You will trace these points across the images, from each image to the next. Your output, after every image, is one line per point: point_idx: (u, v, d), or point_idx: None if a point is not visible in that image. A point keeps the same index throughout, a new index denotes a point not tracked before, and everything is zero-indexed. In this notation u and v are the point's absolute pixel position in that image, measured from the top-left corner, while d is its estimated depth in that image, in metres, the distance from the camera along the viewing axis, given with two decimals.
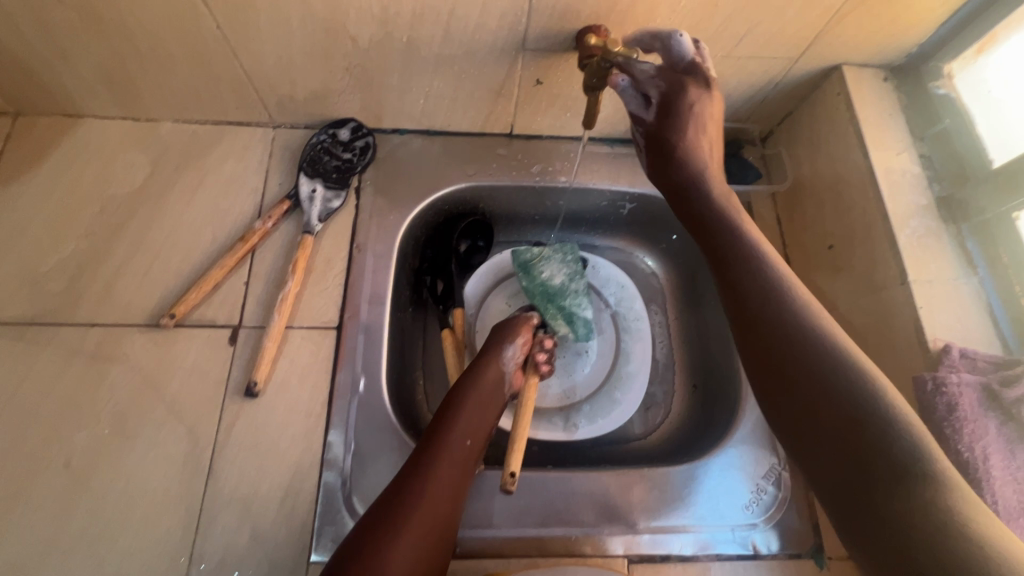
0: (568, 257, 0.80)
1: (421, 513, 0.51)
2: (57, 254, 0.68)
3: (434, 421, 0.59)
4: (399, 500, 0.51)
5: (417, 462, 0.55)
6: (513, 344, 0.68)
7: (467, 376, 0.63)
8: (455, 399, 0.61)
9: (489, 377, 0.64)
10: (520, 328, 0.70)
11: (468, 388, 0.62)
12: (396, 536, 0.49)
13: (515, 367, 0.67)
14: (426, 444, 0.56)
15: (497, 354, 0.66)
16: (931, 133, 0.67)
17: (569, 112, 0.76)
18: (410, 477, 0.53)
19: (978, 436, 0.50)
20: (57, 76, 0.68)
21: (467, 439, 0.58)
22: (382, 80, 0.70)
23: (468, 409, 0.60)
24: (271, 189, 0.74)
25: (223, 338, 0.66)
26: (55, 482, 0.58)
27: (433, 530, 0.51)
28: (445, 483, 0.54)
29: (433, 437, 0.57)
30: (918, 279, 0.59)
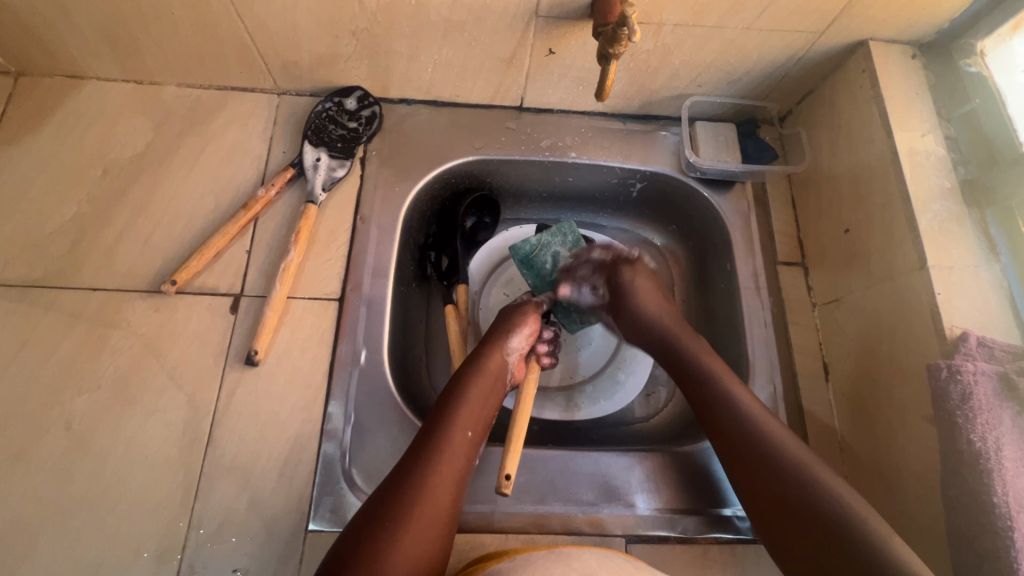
0: (568, 238, 0.75)
1: (426, 501, 0.50)
2: (59, 218, 0.67)
3: (435, 409, 0.57)
4: (401, 488, 0.50)
5: (419, 450, 0.53)
6: (517, 335, 0.66)
7: (468, 365, 0.62)
8: (457, 387, 0.59)
9: (492, 365, 0.62)
10: (526, 318, 0.68)
11: (470, 375, 0.61)
12: (394, 535, 0.47)
13: (518, 358, 0.65)
14: (426, 433, 0.55)
15: (501, 344, 0.65)
16: (959, 114, 0.64)
17: (582, 85, 0.74)
18: (411, 465, 0.52)
19: (992, 426, 0.49)
20: (57, 34, 0.66)
21: (468, 432, 0.56)
22: (389, 47, 0.67)
23: (470, 397, 0.59)
24: (275, 157, 0.73)
25: (225, 306, 0.65)
26: (56, 444, 0.58)
27: (436, 519, 0.50)
28: (445, 478, 0.52)
29: (434, 426, 0.55)
30: (938, 264, 0.57)
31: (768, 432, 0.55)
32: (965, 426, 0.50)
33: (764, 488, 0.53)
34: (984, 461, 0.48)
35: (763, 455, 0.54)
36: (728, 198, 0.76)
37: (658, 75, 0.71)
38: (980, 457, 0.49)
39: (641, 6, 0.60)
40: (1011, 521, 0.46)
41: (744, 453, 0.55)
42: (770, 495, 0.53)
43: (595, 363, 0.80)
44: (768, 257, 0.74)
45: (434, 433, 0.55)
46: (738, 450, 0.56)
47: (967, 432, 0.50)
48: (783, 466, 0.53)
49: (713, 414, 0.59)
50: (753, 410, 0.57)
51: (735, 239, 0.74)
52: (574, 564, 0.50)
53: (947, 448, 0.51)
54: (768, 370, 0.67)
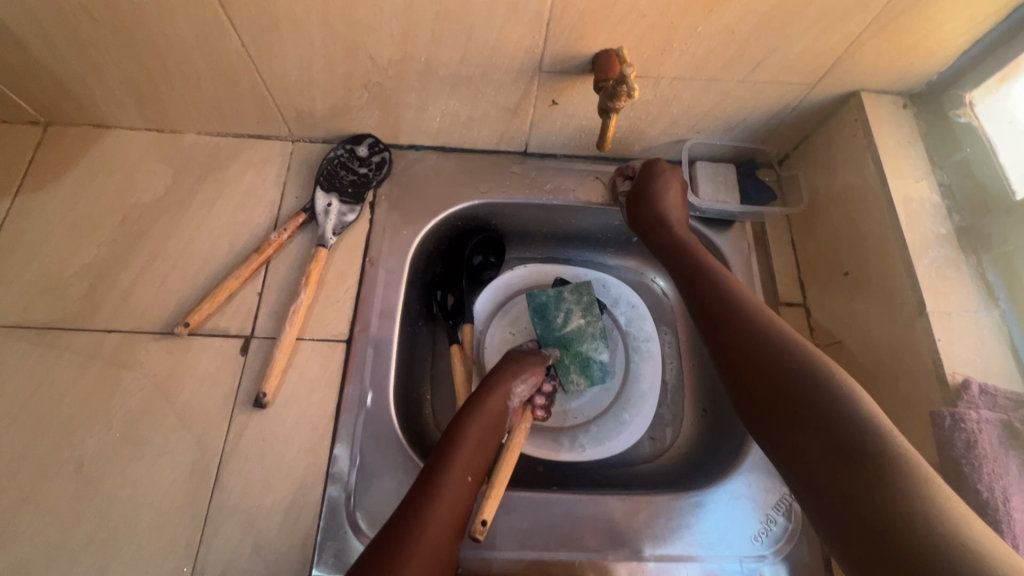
0: (584, 298, 0.80)
1: (425, 544, 0.50)
2: (78, 260, 0.70)
3: (438, 451, 0.57)
4: (402, 530, 0.50)
5: (421, 491, 0.53)
6: (522, 381, 0.68)
7: (471, 405, 0.63)
8: (458, 427, 0.60)
9: (494, 407, 0.63)
10: (532, 367, 0.71)
11: (472, 417, 0.61)
12: None
13: (520, 404, 0.67)
14: (427, 474, 0.55)
15: (507, 387, 0.66)
16: (953, 161, 0.66)
17: (584, 133, 0.76)
18: (412, 507, 0.52)
19: (999, 475, 0.49)
20: (87, 88, 0.70)
21: (467, 476, 0.57)
22: (399, 99, 0.71)
23: (471, 439, 0.59)
24: (288, 202, 0.76)
25: (236, 349, 0.66)
26: (66, 487, 0.59)
27: (434, 565, 0.49)
28: (443, 522, 0.52)
29: (435, 467, 0.56)
30: (937, 310, 0.57)
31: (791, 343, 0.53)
32: (971, 475, 0.49)
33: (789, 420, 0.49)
34: (994, 512, 0.48)
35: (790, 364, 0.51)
36: (729, 238, 0.78)
37: (657, 123, 0.74)
38: (988, 507, 0.48)
39: (640, 61, 0.63)
40: None
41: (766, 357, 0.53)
42: (795, 408, 0.49)
43: (600, 403, 0.80)
44: (770, 297, 0.75)
45: (435, 476, 0.55)
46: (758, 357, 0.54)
47: (973, 481, 0.49)
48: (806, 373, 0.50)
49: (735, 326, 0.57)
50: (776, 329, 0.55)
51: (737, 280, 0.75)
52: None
53: None
54: None
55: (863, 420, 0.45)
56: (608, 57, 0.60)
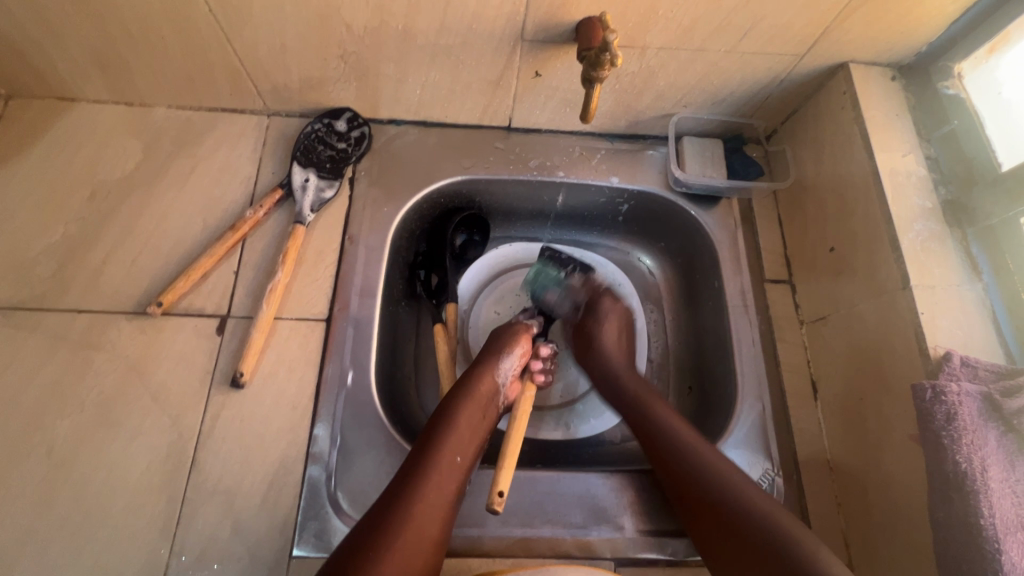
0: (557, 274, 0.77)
1: (410, 527, 0.50)
2: (45, 239, 0.67)
3: (425, 434, 0.57)
4: (387, 515, 0.50)
5: (407, 474, 0.53)
6: (510, 355, 0.66)
7: (458, 388, 0.62)
8: (446, 410, 0.59)
9: (484, 386, 0.62)
10: (520, 337, 0.69)
11: (460, 397, 0.60)
12: (376, 566, 0.47)
13: (511, 379, 0.65)
14: (414, 457, 0.55)
15: (493, 365, 0.64)
16: (940, 134, 0.65)
17: (568, 107, 0.74)
18: (398, 490, 0.52)
19: (978, 446, 0.48)
20: (48, 57, 0.67)
21: (456, 457, 0.56)
22: (377, 69, 0.68)
23: (460, 420, 0.58)
24: (264, 178, 0.73)
25: (211, 328, 0.65)
26: (36, 469, 0.57)
27: (422, 549, 0.50)
28: (432, 507, 0.52)
29: (422, 451, 0.55)
30: (920, 284, 0.57)
31: (754, 510, 0.51)
32: (950, 447, 0.49)
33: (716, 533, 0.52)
34: (971, 483, 0.48)
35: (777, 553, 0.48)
36: (715, 215, 0.77)
37: (643, 97, 0.72)
38: (966, 479, 0.48)
39: (624, 30, 0.62)
40: (998, 544, 0.46)
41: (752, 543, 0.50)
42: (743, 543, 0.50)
43: (585, 381, 0.79)
44: (755, 275, 0.74)
45: (421, 460, 0.54)
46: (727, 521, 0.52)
47: (953, 452, 0.49)
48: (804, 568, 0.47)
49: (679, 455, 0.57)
50: (757, 500, 0.52)
51: (723, 258, 0.75)
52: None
53: (934, 469, 0.51)
54: (756, 390, 0.67)
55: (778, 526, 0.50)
56: (592, 28, 0.59)
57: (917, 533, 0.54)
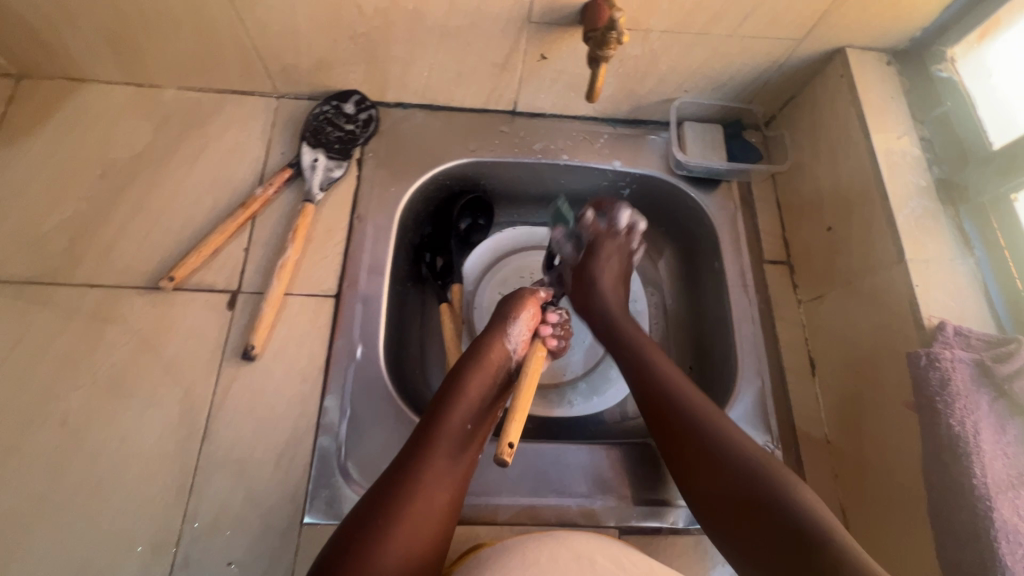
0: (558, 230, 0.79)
1: (422, 497, 0.51)
2: (56, 215, 0.68)
3: (436, 401, 0.58)
4: (400, 479, 0.52)
5: (415, 446, 0.54)
6: (518, 322, 0.66)
7: (469, 357, 0.62)
8: (456, 377, 0.60)
9: (492, 356, 0.62)
10: (527, 302, 0.68)
11: (469, 368, 0.61)
12: (391, 527, 0.48)
13: (520, 344, 0.65)
14: (422, 430, 0.56)
15: (502, 333, 0.65)
16: (933, 116, 0.67)
17: (572, 91, 0.76)
18: (406, 463, 0.53)
19: (970, 410, 0.50)
20: (61, 36, 0.67)
21: (467, 423, 0.57)
22: (386, 52, 0.70)
23: (468, 390, 0.59)
24: (273, 158, 0.75)
25: (221, 303, 0.66)
26: (50, 438, 0.58)
27: (434, 512, 0.51)
28: (442, 472, 0.53)
29: (433, 418, 0.56)
30: (914, 257, 0.59)
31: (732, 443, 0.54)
32: (944, 410, 0.51)
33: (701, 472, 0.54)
34: (963, 444, 0.49)
35: (762, 500, 0.49)
36: (715, 197, 0.79)
37: (646, 81, 0.74)
38: (958, 440, 0.50)
39: (630, 12, 0.63)
40: (989, 501, 0.47)
41: (739, 489, 0.51)
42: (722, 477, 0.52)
43: (587, 360, 0.81)
44: (755, 255, 0.76)
45: (432, 427, 0.56)
46: (714, 466, 0.53)
47: (946, 416, 0.51)
48: (778, 509, 0.48)
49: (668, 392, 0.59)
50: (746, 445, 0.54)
51: (723, 239, 0.76)
52: (568, 553, 0.50)
53: (928, 433, 0.52)
54: (755, 366, 0.69)
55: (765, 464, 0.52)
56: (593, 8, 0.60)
57: (912, 497, 0.55)
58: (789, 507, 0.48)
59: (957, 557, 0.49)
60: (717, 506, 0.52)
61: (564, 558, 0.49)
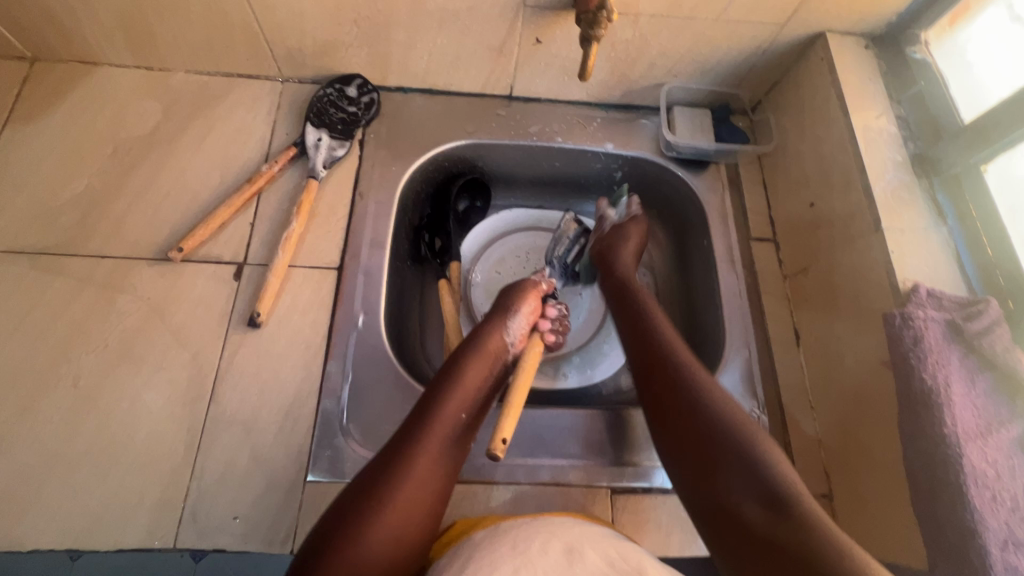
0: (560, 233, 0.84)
1: (418, 474, 0.53)
2: (69, 191, 0.71)
3: (434, 385, 0.60)
4: (397, 456, 0.54)
5: (415, 425, 0.56)
6: (517, 316, 0.69)
7: (468, 346, 0.65)
8: (455, 364, 0.62)
9: (491, 346, 0.65)
10: (526, 298, 0.71)
11: (469, 356, 0.63)
12: (387, 502, 0.51)
13: (518, 338, 0.68)
14: (422, 410, 0.58)
15: (501, 326, 0.67)
16: (908, 95, 0.70)
17: (566, 75, 0.79)
18: (404, 439, 0.55)
19: (941, 364, 0.53)
20: (76, 19, 0.70)
21: (464, 409, 0.59)
22: (388, 35, 0.73)
23: (468, 376, 0.61)
24: (278, 138, 0.77)
25: (228, 274, 0.68)
26: (63, 400, 0.60)
27: (429, 489, 0.54)
28: (439, 452, 0.56)
29: (432, 401, 0.59)
30: (891, 226, 0.62)
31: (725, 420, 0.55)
32: (917, 365, 0.54)
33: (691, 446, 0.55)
34: (936, 395, 0.52)
35: (745, 476, 0.51)
36: (704, 178, 0.82)
37: (636, 65, 0.77)
38: (931, 393, 0.52)
39: None
40: (959, 448, 0.50)
41: (723, 466, 0.52)
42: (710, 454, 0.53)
43: (581, 335, 0.84)
44: (742, 233, 0.79)
45: (430, 408, 0.58)
46: (705, 450, 0.54)
47: (919, 370, 0.53)
48: (763, 485, 0.50)
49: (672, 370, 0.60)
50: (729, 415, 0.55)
51: (712, 217, 0.80)
52: (558, 544, 0.50)
53: (903, 388, 0.55)
54: (742, 337, 0.72)
55: (753, 441, 0.53)
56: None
57: (890, 452, 0.58)
58: (772, 488, 0.49)
59: (931, 504, 0.51)
60: (700, 481, 0.53)
61: (553, 549, 0.49)
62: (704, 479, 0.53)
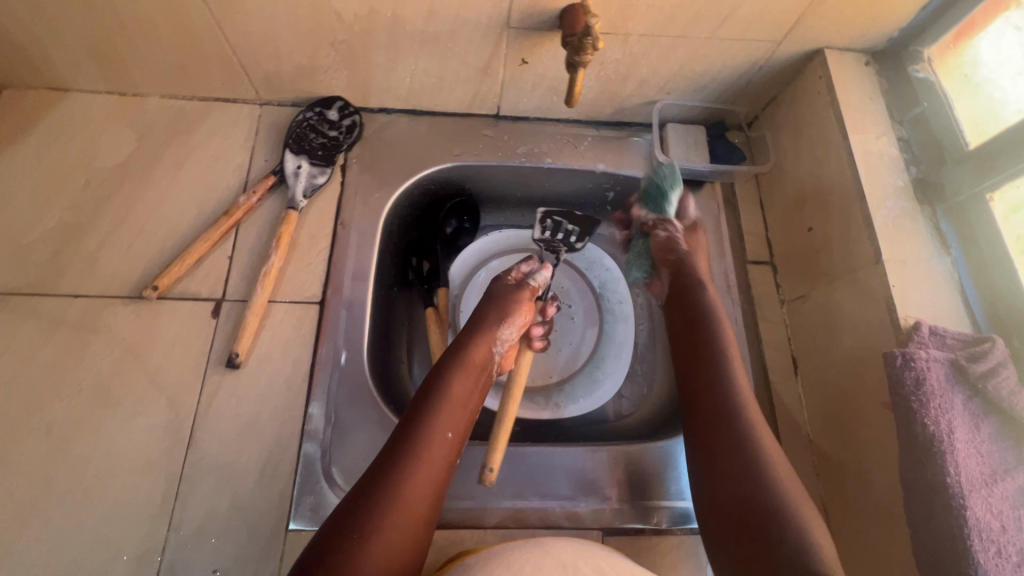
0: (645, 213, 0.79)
1: (403, 505, 0.50)
2: (41, 226, 0.68)
3: (416, 405, 0.58)
4: (381, 485, 0.51)
5: (398, 445, 0.54)
6: (507, 326, 0.66)
7: (453, 359, 0.62)
8: (438, 381, 0.60)
9: (477, 362, 0.63)
10: (516, 305, 0.68)
11: (453, 368, 0.61)
12: (370, 535, 0.48)
13: (507, 348, 0.66)
14: (402, 436, 0.55)
15: (489, 336, 0.65)
16: (911, 116, 0.67)
17: (555, 94, 0.76)
18: (387, 462, 0.53)
19: (944, 409, 0.51)
20: (42, 47, 0.68)
21: (450, 431, 0.57)
22: (367, 58, 0.70)
23: (452, 396, 0.59)
24: (257, 165, 0.75)
25: (206, 311, 0.66)
26: (35, 449, 0.59)
27: (414, 518, 0.51)
28: (425, 477, 0.53)
29: (415, 423, 0.56)
30: (892, 258, 0.60)
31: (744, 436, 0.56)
32: (919, 410, 0.51)
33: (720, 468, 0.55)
34: (938, 443, 0.50)
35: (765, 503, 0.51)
36: (699, 199, 0.79)
37: (627, 83, 0.74)
38: (933, 440, 0.50)
39: (607, 16, 0.63)
40: (963, 499, 0.48)
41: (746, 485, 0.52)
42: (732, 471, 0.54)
43: (574, 362, 0.81)
44: (738, 256, 0.77)
45: (414, 432, 0.55)
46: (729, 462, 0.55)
47: (921, 416, 0.51)
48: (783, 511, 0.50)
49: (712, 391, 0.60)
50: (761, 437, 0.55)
51: (707, 240, 0.77)
52: (551, 561, 0.48)
53: (904, 432, 0.53)
54: None
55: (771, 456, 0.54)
56: (569, 10, 0.61)
57: (889, 495, 0.56)
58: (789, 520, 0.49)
59: (932, 555, 0.50)
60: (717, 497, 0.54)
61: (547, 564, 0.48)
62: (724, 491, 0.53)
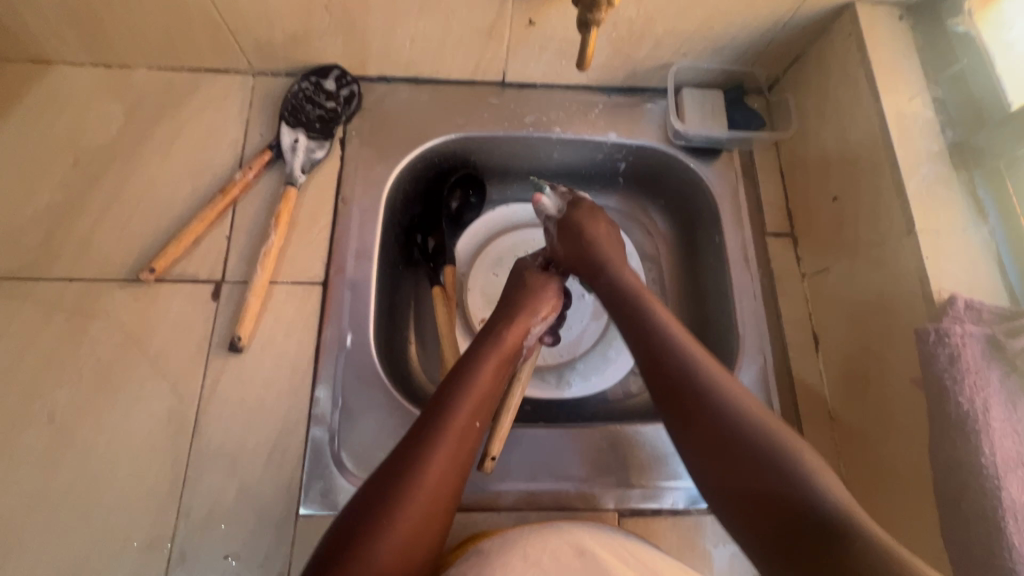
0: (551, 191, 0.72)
1: (430, 488, 0.47)
2: (31, 207, 0.66)
3: (448, 385, 0.55)
4: (410, 463, 0.48)
5: (431, 422, 0.51)
6: (539, 318, 0.65)
7: (487, 344, 0.59)
8: (473, 363, 0.57)
9: (508, 349, 0.60)
10: (542, 300, 0.66)
11: (488, 352, 0.58)
12: (396, 515, 0.45)
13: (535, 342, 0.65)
14: (434, 414, 0.52)
15: (523, 325, 0.63)
16: (947, 75, 0.62)
17: (564, 58, 0.72)
18: (417, 440, 0.49)
19: (980, 387, 0.48)
20: (20, 17, 0.64)
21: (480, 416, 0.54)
22: (364, 23, 0.66)
23: (486, 381, 0.56)
24: (252, 140, 0.71)
25: (206, 294, 0.64)
26: (39, 437, 0.57)
27: (439, 503, 0.47)
28: (455, 462, 0.49)
29: (447, 401, 0.52)
30: (925, 228, 0.56)
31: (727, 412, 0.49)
32: (952, 388, 0.49)
33: (717, 456, 0.48)
34: (972, 421, 0.48)
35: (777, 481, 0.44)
36: (716, 168, 0.75)
37: (641, 45, 0.70)
38: (967, 418, 0.48)
39: None
40: (998, 480, 0.46)
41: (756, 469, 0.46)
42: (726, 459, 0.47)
43: (585, 340, 0.79)
44: (757, 228, 0.74)
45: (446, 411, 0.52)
46: (723, 446, 0.48)
47: (954, 394, 0.49)
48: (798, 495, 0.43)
49: (670, 367, 0.53)
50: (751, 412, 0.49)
51: (725, 211, 0.73)
52: (570, 548, 0.47)
53: (935, 411, 0.51)
54: (758, 343, 0.67)
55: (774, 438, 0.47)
56: None
57: (916, 474, 0.54)
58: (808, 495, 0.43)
59: (963, 538, 0.48)
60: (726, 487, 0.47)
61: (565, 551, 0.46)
62: (737, 480, 0.46)
